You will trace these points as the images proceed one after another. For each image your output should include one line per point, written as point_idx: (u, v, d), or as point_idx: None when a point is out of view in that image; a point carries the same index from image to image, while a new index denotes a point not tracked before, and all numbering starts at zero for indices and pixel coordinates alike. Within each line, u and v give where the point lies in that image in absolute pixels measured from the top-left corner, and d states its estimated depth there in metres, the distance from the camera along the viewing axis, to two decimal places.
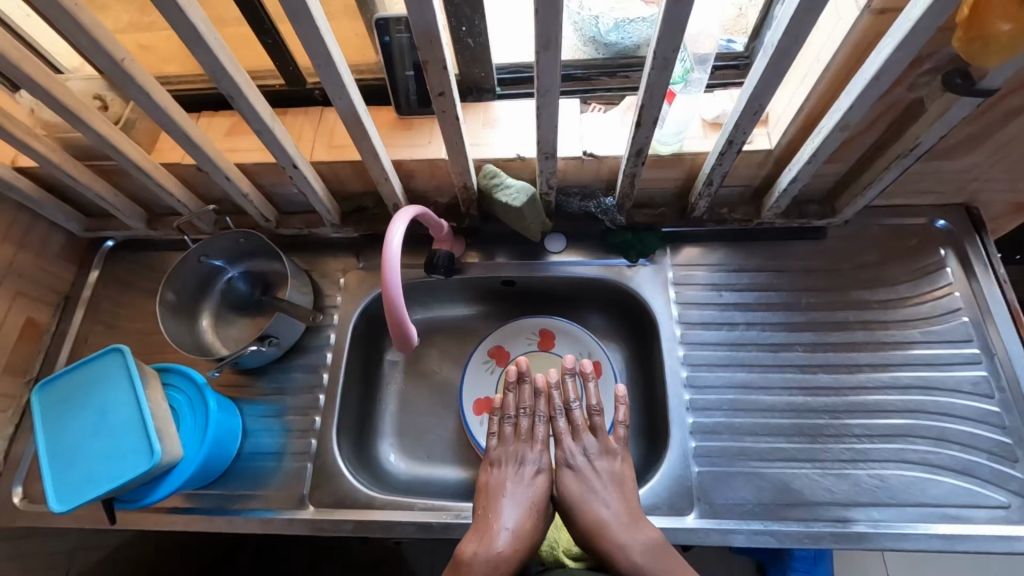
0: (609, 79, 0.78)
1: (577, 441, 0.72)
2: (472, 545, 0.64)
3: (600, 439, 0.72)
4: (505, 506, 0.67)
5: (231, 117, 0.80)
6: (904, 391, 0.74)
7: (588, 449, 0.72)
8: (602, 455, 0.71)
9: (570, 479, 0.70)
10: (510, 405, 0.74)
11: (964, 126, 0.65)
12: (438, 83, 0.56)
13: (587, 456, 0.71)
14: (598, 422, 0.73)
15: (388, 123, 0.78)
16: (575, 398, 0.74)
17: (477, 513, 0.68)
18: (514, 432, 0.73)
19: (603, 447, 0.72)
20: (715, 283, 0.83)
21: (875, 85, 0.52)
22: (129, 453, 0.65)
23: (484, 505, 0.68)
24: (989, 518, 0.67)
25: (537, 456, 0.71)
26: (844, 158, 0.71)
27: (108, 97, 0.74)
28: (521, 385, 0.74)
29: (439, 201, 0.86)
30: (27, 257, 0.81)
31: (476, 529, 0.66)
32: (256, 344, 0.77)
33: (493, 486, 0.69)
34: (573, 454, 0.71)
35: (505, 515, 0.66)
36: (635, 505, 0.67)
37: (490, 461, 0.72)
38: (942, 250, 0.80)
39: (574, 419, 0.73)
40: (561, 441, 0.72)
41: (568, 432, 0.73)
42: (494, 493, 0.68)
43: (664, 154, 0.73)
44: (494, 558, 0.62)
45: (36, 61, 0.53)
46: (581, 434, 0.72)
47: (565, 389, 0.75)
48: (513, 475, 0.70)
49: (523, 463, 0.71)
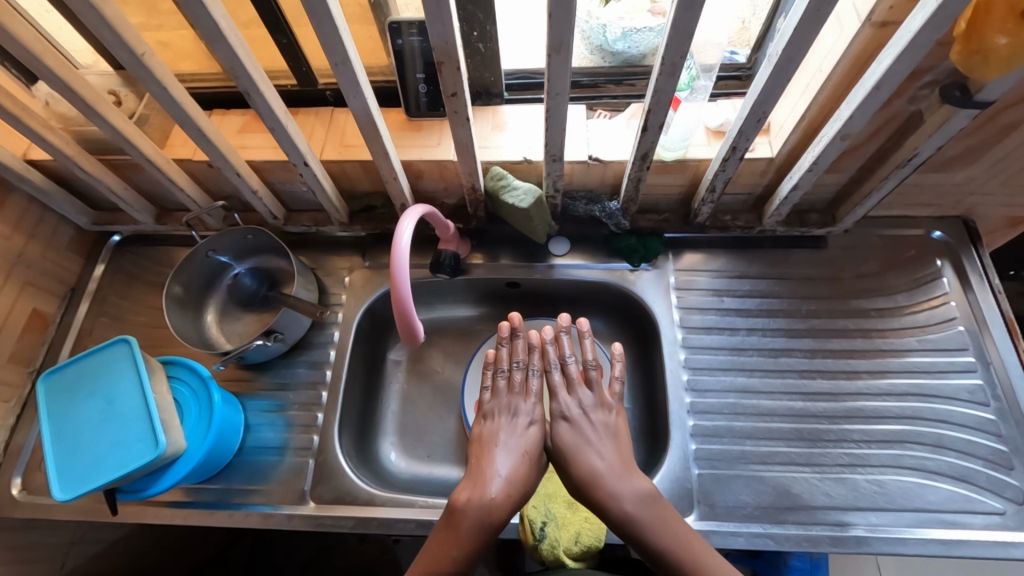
0: (615, 87, 0.80)
1: (572, 395, 0.70)
2: (466, 492, 0.61)
3: (595, 393, 0.70)
4: (497, 455, 0.64)
5: (243, 116, 0.81)
6: (901, 398, 0.75)
7: (583, 402, 0.69)
8: (597, 408, 0.69)
9: (566, 431, 0.67)
10: (503, 359, 0.72)
11: (961, 138, 0.66)
12: (451, 83, 0.57)
13: (581, 408, 0.69)
14: (594, 376, 0.71)
15: (398, 124, 0.79)
16: (570, 353, 0.72)
17: (468, 464, 0.65)
18: (508, 385, 0.70)
19: (597, 401, 0.70)
20: (716, 288, 0.85)
21: (875, 96, 0.54)
22: (133, 443, 0.66)
23: (477, 453, 0.65)
24: (986, 524, 0.67)
25: (530, 409, 0.69)
26: (844, 168, 0.73)
27: (122, 93, 0.77)
28: (514, 340, 0.73)
29: (447, 202, 0.88)
30: (36, 248, 0.81)
31: (470, 477, 0.63)
32: (262, 339, 0.77)
33: (485, 437, 0.67)
34: (568, 406, 0.69)
35: (498, 463, 0.63)
36: (629, 457, 0.65)
37: (483, 414, 0.69)
38: (939, 261, 0.82)
39: (569, 373, 0.71)
40: (555, 394, 0.70)
41: (563, 385, 0.71)
42: (487, 443, 0.66)
43: (669, 159, 0.74)
44: (489, 505, 0.60)
45: (56, 54, 0.55)
46: (576, 388, 0.70)
47: (560, 345, 0.73)
48: (509, 425, 0.67)
49: (516, 414, 0.68)
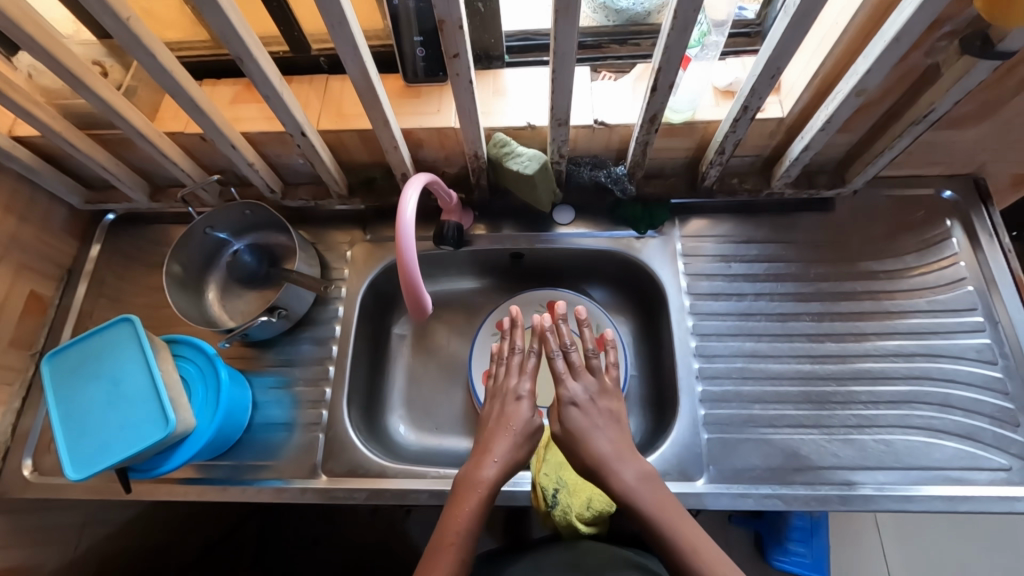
0: (619, 47, 0.77)
1: (577, 380, 0.69)
2: (491, 470, 0.62)
3: (597, 379, 0.69)
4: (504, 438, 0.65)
5: (235, 86, 0.78)
6: (909, 359, 0.75)
7: (588, 388, 0.68)
8: (601, 394, 0.68)
9: (576, 415, 0.66)
10: (505, 350, 0.73)
11: (978, 93, 0.65)
12: (453, 44, 0.54)
13: (587, 393, 0.68)
14: (597, 363, 0.70)
15: (397, 91, 0.77)
16: (568, 343, 0.71)
17: (483, 435, 0.66)
18: (517, 367, 0.70)
19: (598, 387, 0.69)
20: (723, 254, 0.84)
21: (895, 48, 0.52)
22: (143, 422, 0.65)
23: (493, 426, 0.66)
24: (991, 480, 0.68)
25: (525, 385, 0.69)
26: (857, 127, 0.71)
27: (107, 64, 0.73)
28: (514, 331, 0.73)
29: (448, 171, 0.86)
30: (29, 229, 0.79)
31: (476, 456, 0.64)
32: (267, 315, 0.76)
33: (493, 420, 0.67)
34: (575, 392, 0.67)
35: (498, 450, 0.63)
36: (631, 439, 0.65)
37: (488, 397, 0.70)
38: (949, 221, 0.81)
39: (572, 361, 0.70)
40: (562, 381, 0.69)
41: (567, 372, 0.69)
42: (502, 424, 0.66)
43: (676, 122, 0.72)
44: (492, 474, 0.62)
45: (35, 20, 0.52)
46: (580, 374, 0.69)
47: (558, 333, 0.72)
48: (498, 411, 0.67)
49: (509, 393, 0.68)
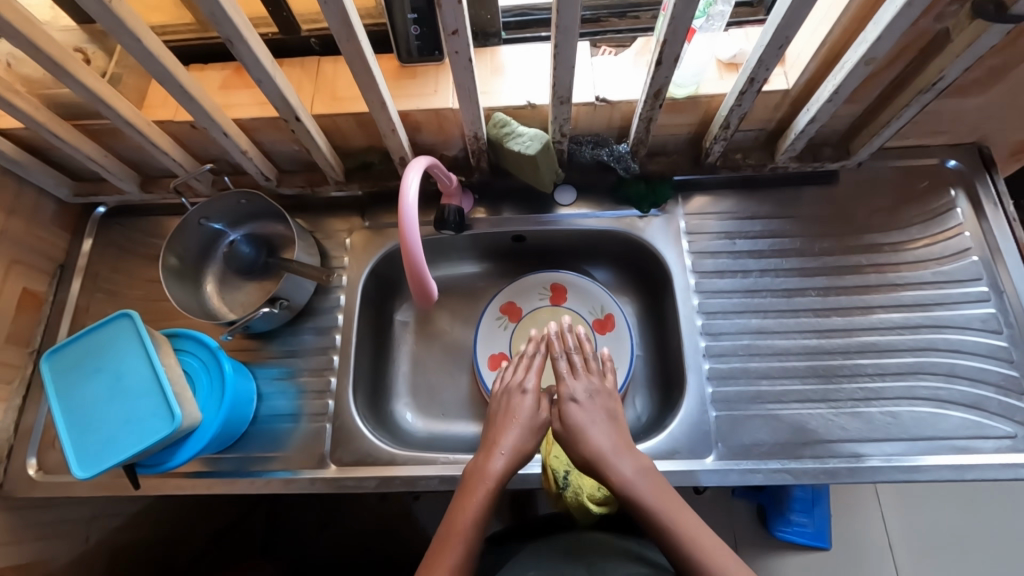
0: (619, 20, 0.75)
1: (578, 379, 0.67)
2: (499, 463, 0.61)
3: (599, 380, 0.68)
4: (512, 429, 0.64)
5: (223, 71, 0.75)
6: (914, 331, 0.76)
7: (589, 387, 0.67)
8: (601, 394, 0.67)
9: (575, 412, 0.64)
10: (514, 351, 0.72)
11: (987, 59, 0.63)
12: (452, 19, 0.52)
13: (588, 392, 0.66)
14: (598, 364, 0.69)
15: (392, 72, 0.74)
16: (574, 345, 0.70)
17: (489, 428, 0.65)
18: (527, 366, 0.70)
19: (598, 387, 0.67)
20: (727, 231, 0.83)
21: (907, 13, 0.50)
22: (148, 418, 0.64)
23: (498, 419, 0.65)
24: (997, 448, 0.69)
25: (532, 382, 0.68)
26: (863, 97, 0.70)
27: (89, 51, 0.70)
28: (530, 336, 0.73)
29: (446, 154, 0.84)
30: (18, 225, 0.77)
31: (484, 450, 0.63)
32: (268, 307, 0.74)
33: (502, 412, 0.66)
34: (576, 389, 0.66)
35: (506, 439, 0.63)
36: (628, 438, 0.63)
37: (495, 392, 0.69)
38: (953, 191, 0.81)
39: (575, 360, 0.69)
40: (563, 379, 0.67)
41: (569, 372, 0.68)
42: (509, 416, 0.65)
43: (680, 97, 0.70)
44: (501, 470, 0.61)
45: (12, 4, 0.49)
46: (582, 372, 0.68)
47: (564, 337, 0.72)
48: (505, 404, 0.67)
49: (516, 389, 0.68)
